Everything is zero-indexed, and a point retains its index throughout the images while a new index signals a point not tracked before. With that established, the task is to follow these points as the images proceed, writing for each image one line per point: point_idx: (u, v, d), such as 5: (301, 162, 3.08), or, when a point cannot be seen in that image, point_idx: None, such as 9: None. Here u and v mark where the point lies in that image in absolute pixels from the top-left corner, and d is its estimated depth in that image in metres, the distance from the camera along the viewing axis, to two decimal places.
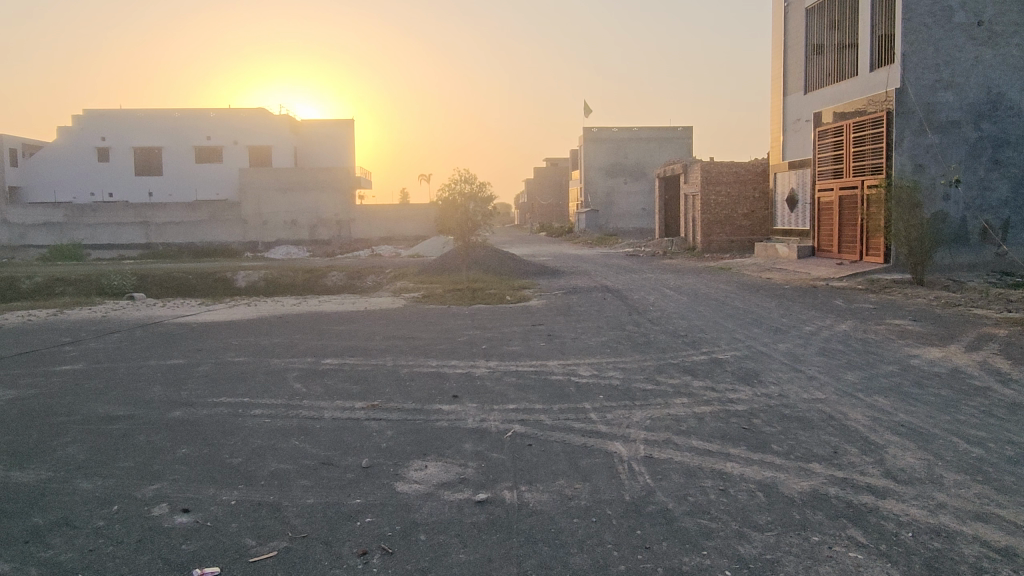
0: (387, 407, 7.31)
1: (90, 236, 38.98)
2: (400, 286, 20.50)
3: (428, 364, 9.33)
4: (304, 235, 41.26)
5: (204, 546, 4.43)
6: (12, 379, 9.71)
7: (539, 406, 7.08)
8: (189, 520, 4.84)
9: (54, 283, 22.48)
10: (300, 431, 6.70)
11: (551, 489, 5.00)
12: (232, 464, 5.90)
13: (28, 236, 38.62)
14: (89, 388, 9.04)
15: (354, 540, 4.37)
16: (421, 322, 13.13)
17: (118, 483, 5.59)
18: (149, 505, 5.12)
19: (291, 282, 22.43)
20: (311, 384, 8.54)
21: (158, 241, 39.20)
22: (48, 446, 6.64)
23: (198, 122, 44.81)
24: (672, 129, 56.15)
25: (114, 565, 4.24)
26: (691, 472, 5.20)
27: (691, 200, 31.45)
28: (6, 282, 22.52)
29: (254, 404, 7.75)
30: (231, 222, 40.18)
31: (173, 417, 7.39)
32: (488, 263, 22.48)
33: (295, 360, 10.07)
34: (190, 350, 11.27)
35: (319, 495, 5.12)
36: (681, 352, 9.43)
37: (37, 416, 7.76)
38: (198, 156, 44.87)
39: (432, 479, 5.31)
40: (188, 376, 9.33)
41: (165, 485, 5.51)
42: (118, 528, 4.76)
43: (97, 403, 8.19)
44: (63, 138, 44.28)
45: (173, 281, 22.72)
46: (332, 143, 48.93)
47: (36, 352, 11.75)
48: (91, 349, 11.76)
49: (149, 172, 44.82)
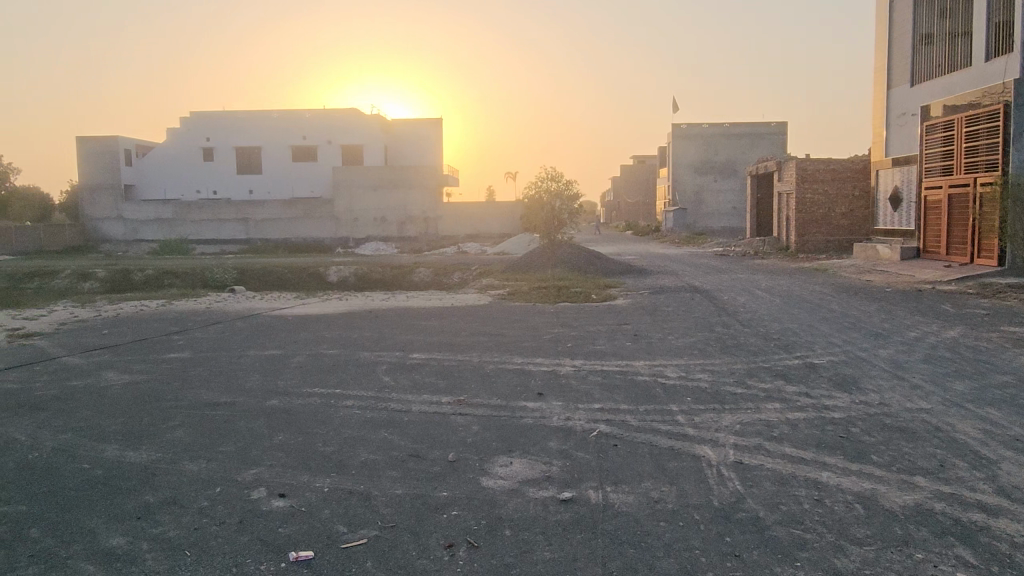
0: (473, 402, 7.42)
1: (196, 231, 41.88)
2: (487, 282, 20.71)
3: (512, 361, 9.39)
4: (393, 232, 41.84)
5: (300, 530, 4.62)
6: (127, 365, 10.43)
7: (625, 406, 7.01)
8: (285, 504, 5.05)
9: (163, 275, 23.94)
10: (388, 422, 6.89)
11: (638, 490, 4.95)
12: (325, 452, 6.13)
13: (140, 231, 42.52)
14: (195, 374, 9.61)
15: (440, 532, 4.46)
16: (508, 319, 13.23)
17: (221, 466, 5.90)
18: (249, 488, 5.39)
19: (381, 277, 23.05)
20: (399, 377, 8.76)
21: (257, 236, 41.61)
22: (160, 428, 7.09)
23: (295, 122, 46.60)
24: (764, 124, 54.35)
25: (219, 543, 4.49)
26: (784, 481, 5.03)
27: (786, 198, 30.31)
28: (122, 274, 24.18)
29: (346, 395, 8.03)
30: (324, 219, 41.60)
31: (270, 405, 7.74)
32: (574, 261, 22.38)
33: (384, 354, 10.32)
34: (285, 342, 11.78)
35: (407, 486, 5.25)
36: (774, 355, 9.14)
37: (150, 399, 8.32)
38: (295, 155, 46.72)
39: (516, 475, 5.35)
40: (284, 366, 9.76)
41: (263, 469, 5.79)
42: (221, 509, 5.03)
43: (202, 389, 8.69)
44: (172, 140, 47.02)
45: (270, 275, 23.75)
46: (421, 142, 49.80)
47: (148, 339, 12.59)
48: (196, 338, 12.47)
49: (250, 171, 47.00)
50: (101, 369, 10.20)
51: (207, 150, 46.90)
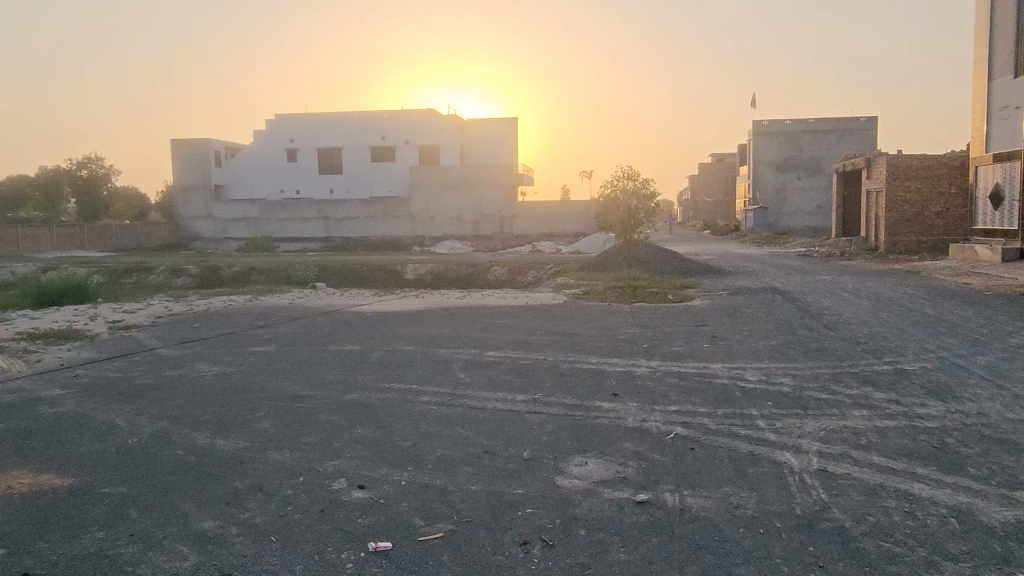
0: (548, 401, 7.43)
1: (280, 229, 43.55)
2: (561, 281, 20.68)
3: (587, 360, 9.34)
4: (468, 231, 42.23)
5: (378, 521, 4.74)
6: (217, 357, 10.94)
7: (702, 409, 6.87)
8: (365, 496, 5.19)
9: (250, 272, 24.95)
10: (464, 419, 6.98)
11: (716, 495, 4.85)
12: (403, 446, 6.26)
13: (229, 230, 44.62)
14: (280, 367, 9.99)
15: (515, 529, 4.48)
16: (582, 318, 13.18)
17: (304, 457, 6.11)
18: (330, 478, 5.57)
19: (456, 275, 23.35)
20: (474, 374, 8.86)
21: (337, 234, 42.89)
22: (247, 418, 7.40)
23: (374, 123, 47.67)
24: (852, 120, 52.25)
25: (301, 531, 4.65)
26: (872, 491, 4.83)
27: (875, 197, 29.05)
28: (212, 271, 25.33)
29: (423, 390, 8.18)
30: (401, 218, 42.41)
31: (350, 399, 7.96)
32: (650, 261, 22.08)
33: (460, 351, 10.45)
34: (365, 337, 12.09)
35: (482, 482, 5.31)
36: (861, 360, 8.78)
37: (238, 390, 8.71)
38: (374, 155, 47.82)
39: (591, 475, 5.33)
40: (364, 361, 10.02)
41: (344, 461, 5.96)
42: (304, 497, 5.21)
43: (286, 381, 9.03)
44: (258, 142, 48.91)
45: (349, 272, 24.39)
46: (497, 142, 50.09)
47: (236, 333, 13.16)
48: (281, 333, 12.96)
49: (331, 171, 48.40)
50: (193, 361, 10.73)
51: (291, 151, 48.55)
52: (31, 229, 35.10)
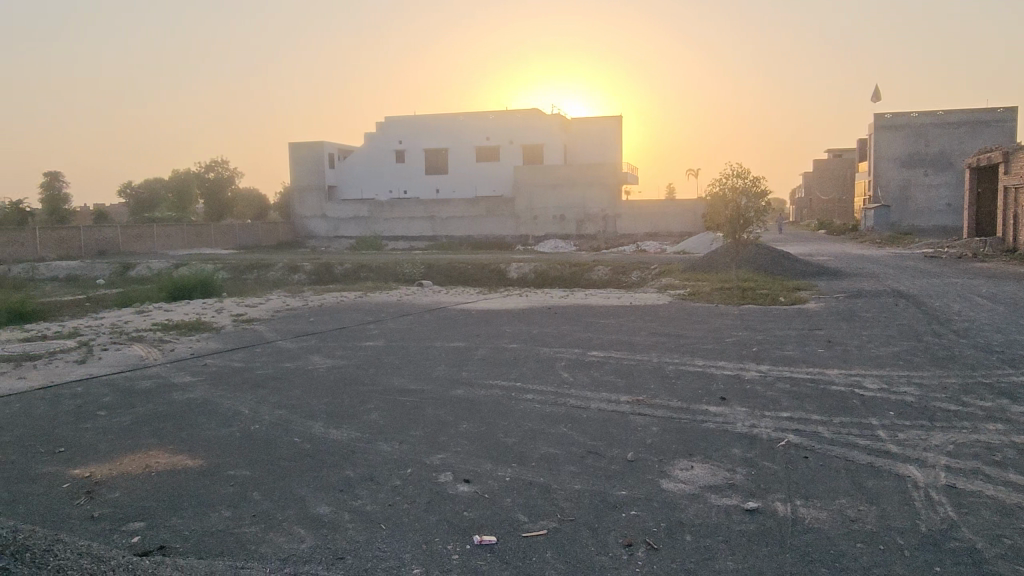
0: (653, 403, 7.33)
1: (389, 228, 45.05)
2: (666, 282, 20.28)
3: (692, 363, 9.14)
4: (572, 230, 42.07)
5: (483, 515, 4.83)
6: (331, 350, 11.46)
7: (817, 417, 6.59)
8: (470, 490, 5.30)
9: (360, 269, 25.90)
10: (567, 418, 6.99)
11: (832, 507, 4.64)
12: (507, 443, 6.35)
13: (341, 229, 46.57)
14: (389, 362, 10.35)
15: (619, 530, 4.46)
16: (688, 320, 12.91)
17: (412, 449, 6.31)
18: (436, 472, 5.72)
19: (559, 274, 23.36)
20: (578, 374, 8.85)
21: (443, 233, 43.89)
22: (358, 410, 7.72)
23: (480, 124, 48.36)
24: (988, 111, 48.49)
25: (409, 521, 4.81)
26: (1008, 512, 4.47)
27: (1014, 194, 26.84)
28: (325, 268, 26.49)
29: (527, 388, 8.26)
30: (505, 217, 42.84)
31: (455, 395, 8.14)
32: (761, 262, 21.30)
33: (563, 350, 10.47)
34: (470, 335, 12.33)
35: (586, 482, 5.31)
36: (995, 370, 8.15)
37: (350, 383, 9.09)
38: (479, 155, 48.55)
39: (698, 480, 5.22)
40: (469, 358, 10.21)
41: (449, 455, 6.11)
42: (412, 488, 5.39)
43: (395, 376, 9.35)
44: (369, 144, 50.68)
45: (454, 271, 24.86)
46: (601, 140, 49.69)
47: (348, 328, 13.73)
48: (389, 329, 13.40)
49: (438, 171, 49.52)
50: (309, 353, 11.29)
51: (399, 152, 50.08)
52: (165, 227, 37.86)
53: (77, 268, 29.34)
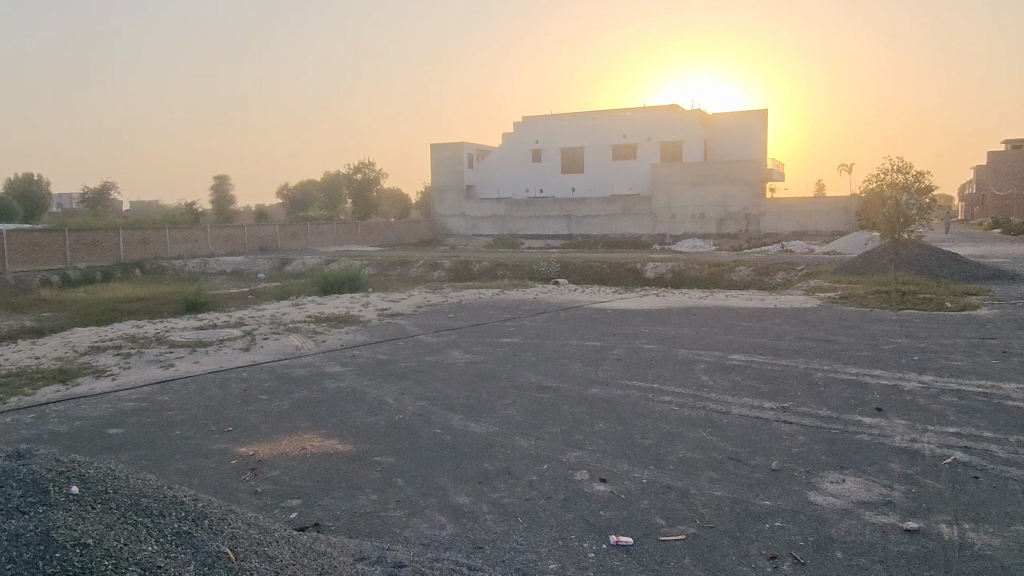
0: (799, 411, 6.98)
1: (525, 227, 45.70)
2: (814, 284, 19.19)
3: (845, 370, 8.61)
4: (711, 229, 40.52)
5: (619, 516, 4.80)
6: (469, 345, 11.80)
7: (989, 435, 6.01)
8: (606, 489, 5.29)
9: (496, 267, 26.48)
10: (707, 422, 6.81)
11: (1005, 534, 4.22)
12: (644, 444, 6.27)
13: (478, 227, 47.78)
14: (525, 358, 10.51)
15: (762, 541, 4.30)
16: (839, 325, 12.17)
17: (548, 446, 6.38)
18: (572, 469, 5.75)
19: (698, 275, 22.73)
20: (718, 378, 8.58)
21: (578, 232, 43.94)
22: (496, 405, 7.91)
23: (617, 122, 47.89)
24: None
25: (546, 516, 4.87)
26: None
27: None
28: (464, 265, 27.27)
29: (664, 390, 8.12)
30: (642, 215, 42.16)
31: (592, 394, 8.14)
32: (923, 263, 19.69)
33: (703, 352, 10.19)
34: (606, 334, 12.27)
35: (727, 489, 5.14)
36: None
37: (488, 378, 9.33)
38: (615, 154, 48.10)
39: (850, 495, 4.92)
40: (606, 358, 10.16)
41: (586, 453, 6.13)
42: (548, 485, 5.45)
43: (531, 372, 9.49)
44: (507, 145, 51.64)
45: (590, 270, 24.82)
46: (744, 136, 47.71)
47: (486, 324, 14.07)
48: (526, 326, 13.60)
49: (573, 170, 49.59)
50: (449, 348, 11.68)
51: (536, 152, 50.69)
52: (318, 226, 40.47)
53: (241, 263, 32.02)
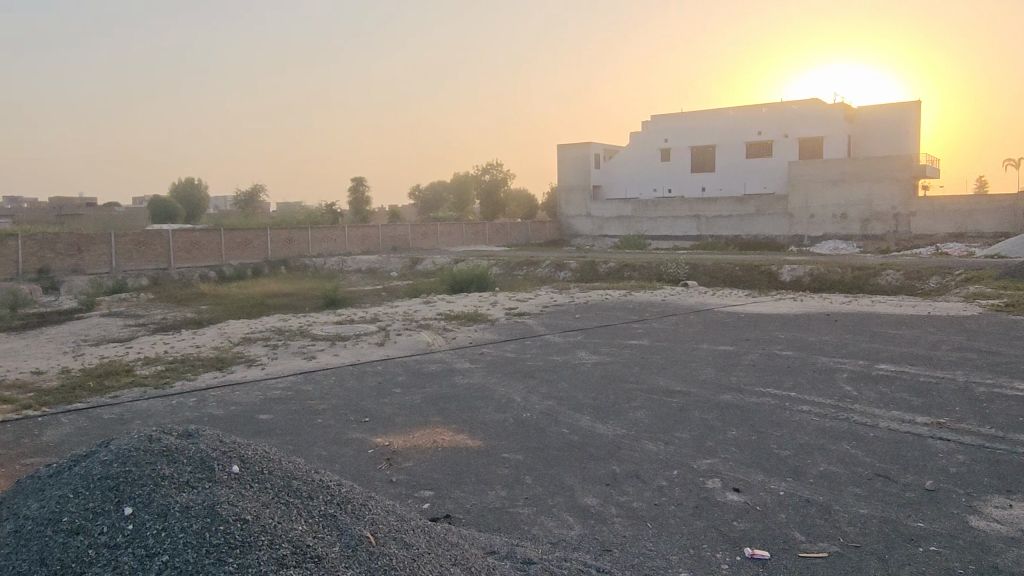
0: (957, 427, 6.44)
1: (653, 227, 44.96)
2: (973, 291, 17.56)
3: (1011, 386, 7.82)
4: (855, 230, 37.99)
5: (755, 528, 4.62)
6: (597, 346, 11.75)
7: None
8: (741, 499, 5.11)
9: (623, 268, 26.18)
10: (851, 435, 6.42)
11: None
12: (781, 454, 6.00)
13: (605, 228, 47.52)
14: (653, 361, 10.33)
15: (914, 565, 4.00)
16: (1005, 335, 11.07)
17: (677, 451, 6.25)
18: (705, 476, 5.59)
19: (839, 278, 21.42)
20: (863, 388, 8.07)
21: (709, 232, 42.69)
22: (624, 407, 7.83)
23: (752, 118, 45.87)
24: None
25: (676, 523, 4.77)
26: None
27: None
28: (591, 266, 27.17)
29: (803, 399, 7.73)
30: (778, 216, 40.24)
31: (724, 400, 7.88)
32: None
33: (846, 361, 9.60)
34: (739, 339, 11.82)
35: (874, 507, 4.82)
36: None
37: (616, 380, 9.24)
38: (749, 151, 46.14)
39: (1018, 522, 4.47)
40: (739, 363, 9.80)
41: (718, 461, 5.93)
42: (679, 491, 5.33)
43: (660, 376, 9.31)
44: (635, 144, 51.01)
45: (721, 272, 24.03)
46: (894, 132, 44.52)
47: (613, 326, 13.94)
48: (654, 328, 13.34)
49: (704, 169, 48.17)
50: (576, 349, 11.67)
51: (665, 151, 49.72)
52: (448, 226, 41.70)
53: (376, 262, 33.52)
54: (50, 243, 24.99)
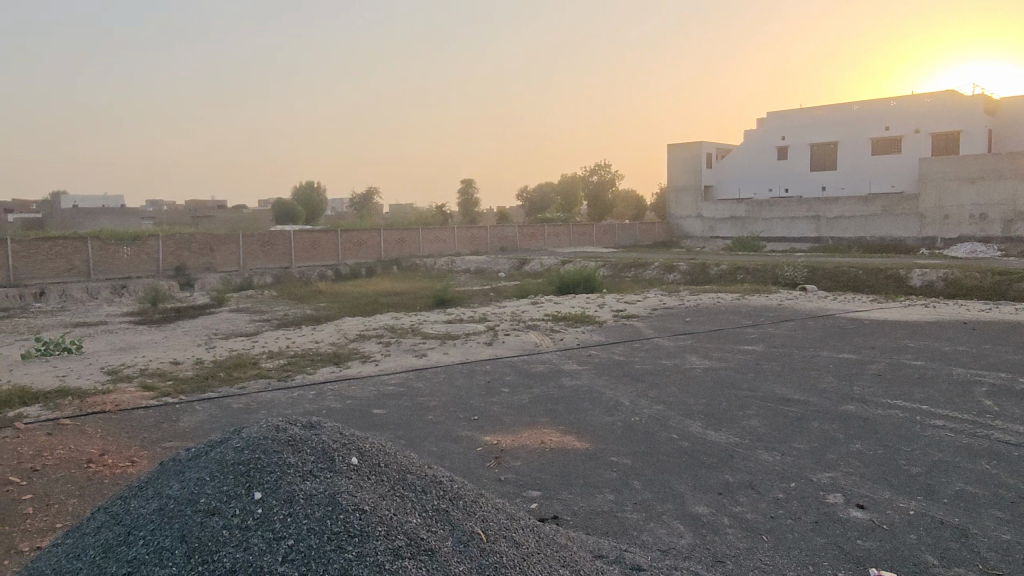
0: None
1: (768, 229, 43.38)
2: None
3: None
4: (995, 232, 34.19)
5: (882, 548, 4.35)
6: (709, 351, 11.42)
7: None
8: (866, 517, 4.83)
9: (736, 270, 25.34)
10: (991, 454, 5.92)
11: None
12: (911, 472, 5.62)
13: (717, 229, 46.37)
14: (769, 368, 9.94)
15: None
16: None
17: (795, 462, 5.98)
18: (825, 491, 5.31)
19: (976, 284, 19.80)
20: (1006, 404, 7.41)
21: (829, 234, 40.65)
22: (738, 415, 7.57)
23: (879, 112, 42.96)
24: None
25: (795, 538, 4.56)
26: None
27: None
28: (701, 268, 26.44)
29: (935, 414, 7.20)
30: (906, 217, 37.39)
31: (846, 411, 7.48)
32: None
33: (986, 374, 8.86)
34: (863, 347, 11.17)
35: (1018, 534, 4.43)
36: None
37: (728, 386, 8.94)
38: (875, 148, 43.25)
39: None
40: (862, 372, 9.27)
41: (840, 475, 5.63)
42: (797, 504, 5.10)
43: (776, 383, 8.95)
44: (751, 142, 49.46)
45: (842, 276, 22.80)
46: None
47: (726, 330, 13.51)
48: (770, 334, 12.83)
49: (825, 167, 45.82)
50: (687, 353, 11.40)
51: (782, 149, 47.85)
52: (555, 227, 41.84)
53: (485, 263, 34.01)
54: (186, 243, 26.94)
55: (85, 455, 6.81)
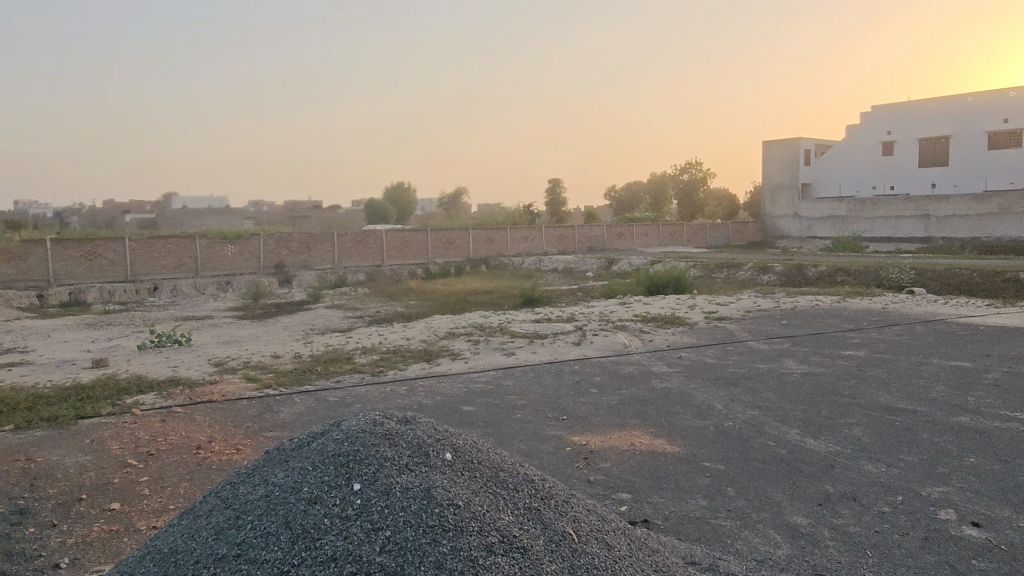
0: None
1: (870, 228, 41.17)
2: None
3: None
4: None
5: (999, 570, 4.08)
6: (807, 356, 10.98)
7: None
8: (981, 535, 4.53)
9: (836, 272, 24.27)
10: None
11: None
12: None
13: (815, 229, 44.57)
14: (873, 375, 9.46)
15: None
16: None
17: (902, 475, 5.67)
18: (936, 507, 5.02)
19: None
20: None
21: (938, 234, 37.89)
22: (839, 423, 7.24)
23: (997, 105, 40.16)
24: None
25: (901, 554, 4.33)
26: None
27: None
28: (798, 269, 25.49)
29: None
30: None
31: (959, 422, 7.03)
32: None
33: None
34: (978, 354, 10.47)
35: None
36: None
37: (829, 393, 8.56)
38: (992, 142, 40.24)
39: None
40: (977, 382, 8.67)
41: (952, 490, 5.30)
42: (904, 519, 4.84)
43: (881, 391, 8.51)
44: (853, 138, 47.33)
45: (954, 278, 21.44)
46: None
47: (825, 334, 12.95)
48: (873, 339, 12.20)
49: (935, 164, 43.05)
50: (784, 357, 11.00)
51: (887, 144, 45.51)
52: (644, 227, 41.31)
53: (572, 262, 33.90)
54: (286, 242, 28.14)
55: (195, 442, 7.24)
